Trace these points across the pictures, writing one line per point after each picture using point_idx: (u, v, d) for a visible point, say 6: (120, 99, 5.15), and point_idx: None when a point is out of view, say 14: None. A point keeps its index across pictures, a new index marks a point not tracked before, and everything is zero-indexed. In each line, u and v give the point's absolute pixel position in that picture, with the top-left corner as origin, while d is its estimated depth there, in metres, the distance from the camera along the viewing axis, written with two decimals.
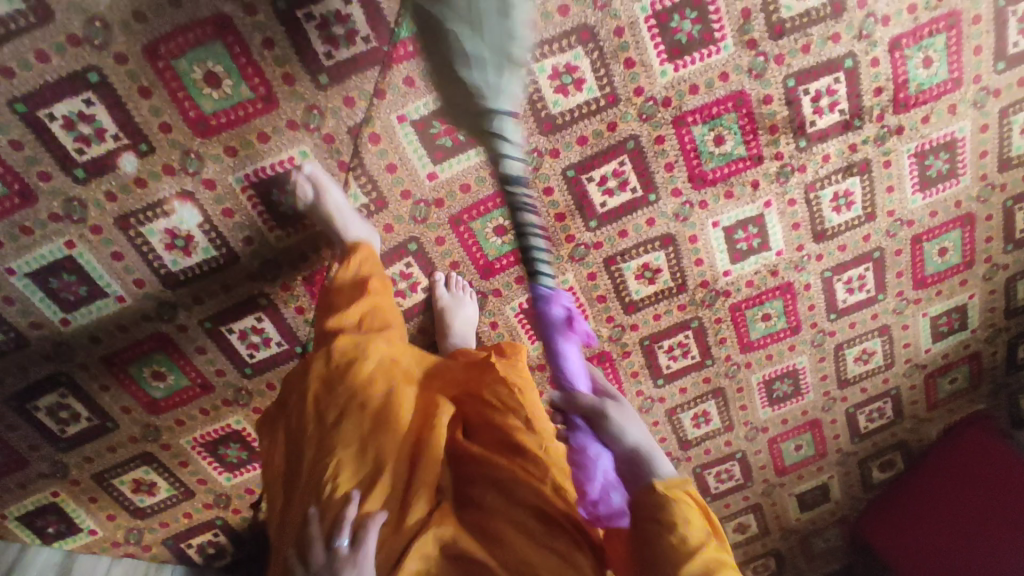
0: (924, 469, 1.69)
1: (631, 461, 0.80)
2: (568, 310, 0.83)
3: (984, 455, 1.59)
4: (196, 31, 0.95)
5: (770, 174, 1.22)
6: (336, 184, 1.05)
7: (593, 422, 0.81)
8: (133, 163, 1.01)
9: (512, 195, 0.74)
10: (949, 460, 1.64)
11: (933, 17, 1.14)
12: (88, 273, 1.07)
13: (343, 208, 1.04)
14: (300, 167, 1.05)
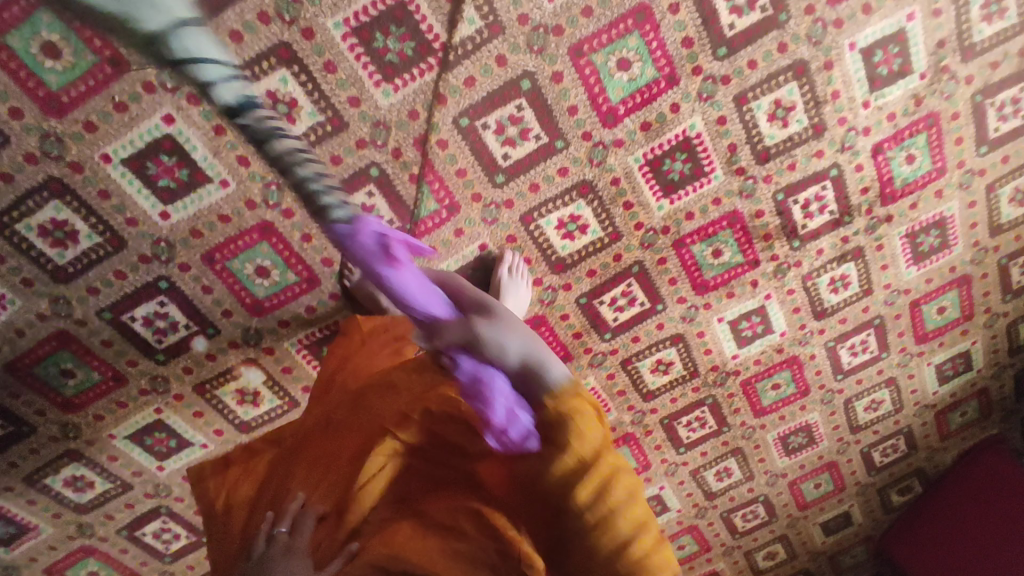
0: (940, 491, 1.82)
1: (520, 379, 0.69)
2: (380, 236, 0.68)
3: (994, 479, 1.71)
4: (243, 238, 1.08)
5: (768, 273, 1.32)
6: None
7: (470, 350, 0.73)
8: (204, 343, 1.18)
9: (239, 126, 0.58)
10: (963, 483, 1.77)
11: (912, 120, 1.21)
12: (176, 430, 1.27)
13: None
14: None
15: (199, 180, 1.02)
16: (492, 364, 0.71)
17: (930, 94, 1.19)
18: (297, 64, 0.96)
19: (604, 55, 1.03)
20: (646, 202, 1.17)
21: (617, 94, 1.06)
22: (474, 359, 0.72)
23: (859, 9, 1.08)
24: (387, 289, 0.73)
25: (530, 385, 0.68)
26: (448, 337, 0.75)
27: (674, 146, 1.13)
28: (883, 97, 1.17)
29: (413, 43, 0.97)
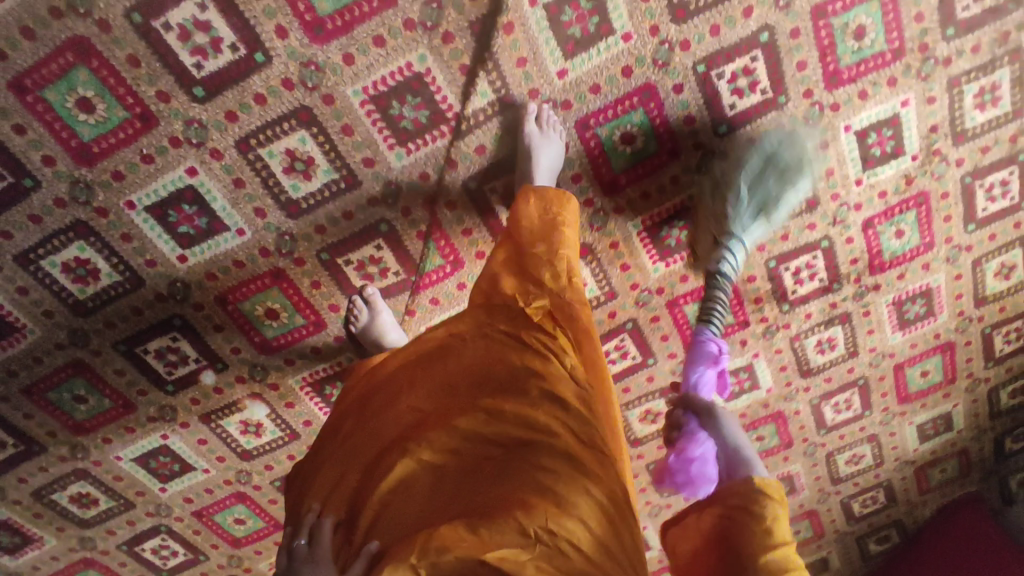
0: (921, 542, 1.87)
1: (728, 455, 0.87)
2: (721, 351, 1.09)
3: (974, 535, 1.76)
4: (256, 282, 1.14)
5: (756, 333, 1.38)
6: (388, 307, 1.18)
7: (703, 418, 0.94)
8: (212, 377, 1.24)
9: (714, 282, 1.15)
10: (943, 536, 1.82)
11: (903, 198, 1.25)
12: (180, 454, 1.33)
13: (391, 326, 1.16)
14: (363, 287, 1.17)
15: (217, 228, 1.08)
16: (725, 443, 0.89)
17: (921, 175, 1.23)
18: (316, 127, 1.01)
19: (609, 128, 1.07)
20: (643, 265, 1.23)
21: (620, 165, 1.11)
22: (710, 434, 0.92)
23: (856, 95, 1.12)
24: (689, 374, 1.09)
25: (732, 475, 0.84)
26: (692, 402, 0.97)
27: (671, 214, 1.18)
28: (876, 176, 1.22)
29: (427, 112, 1.01)
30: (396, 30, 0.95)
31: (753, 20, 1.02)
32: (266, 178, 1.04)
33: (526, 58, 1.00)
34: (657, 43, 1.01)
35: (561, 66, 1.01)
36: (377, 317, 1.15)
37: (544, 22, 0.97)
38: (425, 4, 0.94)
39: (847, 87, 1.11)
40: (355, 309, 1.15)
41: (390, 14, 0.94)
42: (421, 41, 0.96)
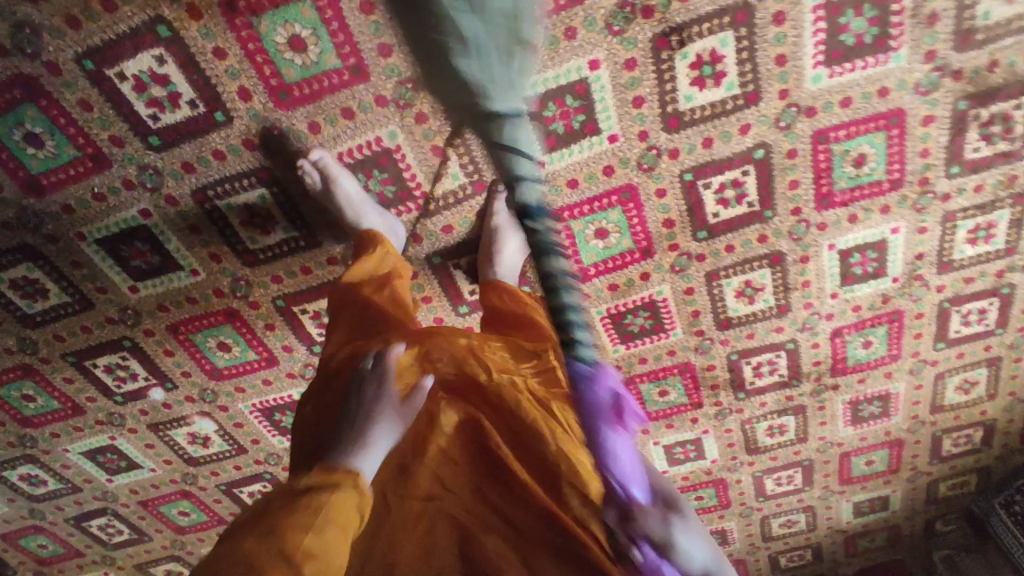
0: None
1: None
2: (614, 391, 0.74)
3: None
4: (208, 318, 1.13)
5: (708, 413, 1.39)
6: (347, 171, 0.94)
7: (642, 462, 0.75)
8: (161, 393, 1.25)
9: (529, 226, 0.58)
10: None
11: (876, 314, 1.23)
12: (129, 452, 1.36)
13: (356, 198, 0.93)
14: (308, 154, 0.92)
15: (170, 266, 1.05)
16: (632, 459, 0.74)
17: (899, 295, 1.20)
18: (276, 186, 0.97)
19: (583, 223, 1.03)
20: (602, 344, 1.23)
21: (590, 257, 1.08)
22: (660, 560, 0.70)
23: (846, 217, 1.07)
24: (597, 454, 0.72)
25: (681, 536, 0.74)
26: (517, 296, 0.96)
27: (637, 304, 1.16)
28: (852, 292, 1.19)
29: (394, 187, 0.98)
30: (366, 105, 0.89)
31: (750, 137, 0.96)
32: (222, 228, 1.01)
33: None
34: (644, 148, 0.95)
35: (538, 159, 0.96)
36: (333, 184, 0.92)
37: None
38: (399, 84, 0.87)
39: (838, 209, 1.06)
40: (308, 172, 0.92)
41: (361, 88, 0.87)
42: (392, 119, 0.91)
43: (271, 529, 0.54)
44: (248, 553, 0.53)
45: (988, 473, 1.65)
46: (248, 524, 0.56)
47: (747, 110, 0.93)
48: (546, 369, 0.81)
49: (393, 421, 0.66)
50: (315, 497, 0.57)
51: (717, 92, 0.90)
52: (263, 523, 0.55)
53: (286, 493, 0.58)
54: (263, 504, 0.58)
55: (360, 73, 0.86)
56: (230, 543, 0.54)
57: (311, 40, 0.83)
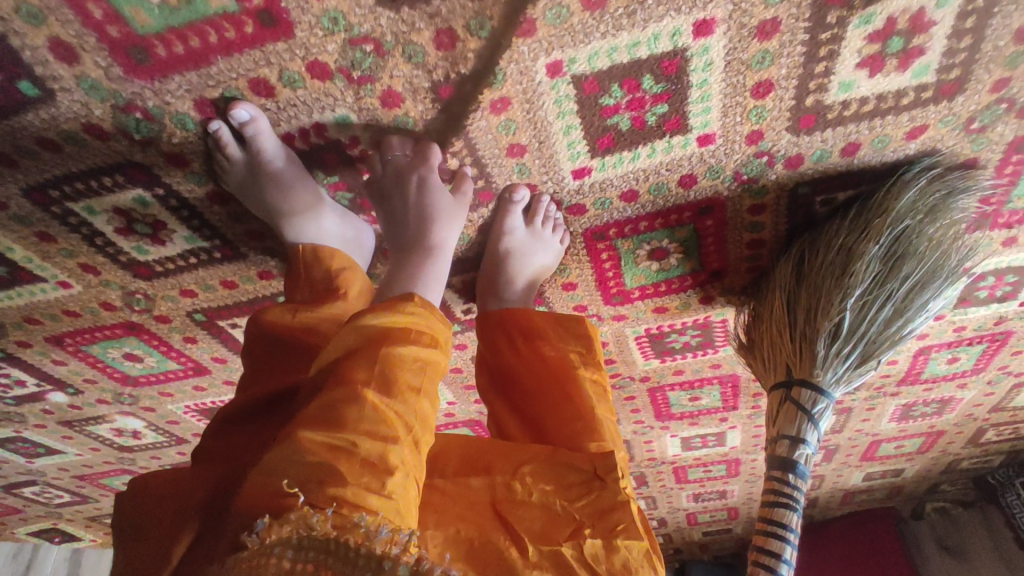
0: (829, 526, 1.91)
1: None
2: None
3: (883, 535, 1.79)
4: (103, 331, 0.81)
5: (741, 414, 1.18)
6: (287, 152, 0.57)
7: None
8: (64, 397, 0.97)
9: (789, 481, 0.69)
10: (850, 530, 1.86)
11: (981, 335, 0.96)
12: (43, 443, 1.12)
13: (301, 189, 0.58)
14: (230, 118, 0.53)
15: (26, 278, 0.71)
16: None
17: (1018, 318, 0.92)
18: (162, 186, 0.60)
19: (635, 243, 0.71)
20: (632, 359, 0.96)
21: (635, 280, 0.77)
22: None
23: (1001, 240, 0.75)
24: None
25: None
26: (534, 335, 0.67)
27: (686, 325, 0.87)
28: (963, 315, 0.90)
29: (351, 194, 0.64)
30: (294, 76, 0.51)
31: (916, 143, 0.61)
32: (90, 235, 0.66)
33: (525, 147, 0.58)
34: (750, 154, 0.60)
35: (581, 164, 0.60)
36: (270, 174, 0.56)
37: (568, 101, 0.53)
38: (349, 44, 0.48)
39: (996, 231, 0.74)
40: (221, 146, 0.55)
41: (281, 50, 0.48)
42: (341, 100, 0.53)
43: (376, 384, 0.43)
44: (362, 415, 0.41)
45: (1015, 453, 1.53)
46: (339, 381, 0.43)
47: (931, 106, 0.56)
48: (606, 510, 0.53)
49: (453, 213, 0.59)
50: (412, 348, 0.46)
51: (896, 79, 0.53)
52: (356, 377, 0.43)
53: (370, 340, 0.45)
54: (342, 354, 0.45)
55: (276, 24, 0.46)
56: (323, 399, 0.42)
57: None
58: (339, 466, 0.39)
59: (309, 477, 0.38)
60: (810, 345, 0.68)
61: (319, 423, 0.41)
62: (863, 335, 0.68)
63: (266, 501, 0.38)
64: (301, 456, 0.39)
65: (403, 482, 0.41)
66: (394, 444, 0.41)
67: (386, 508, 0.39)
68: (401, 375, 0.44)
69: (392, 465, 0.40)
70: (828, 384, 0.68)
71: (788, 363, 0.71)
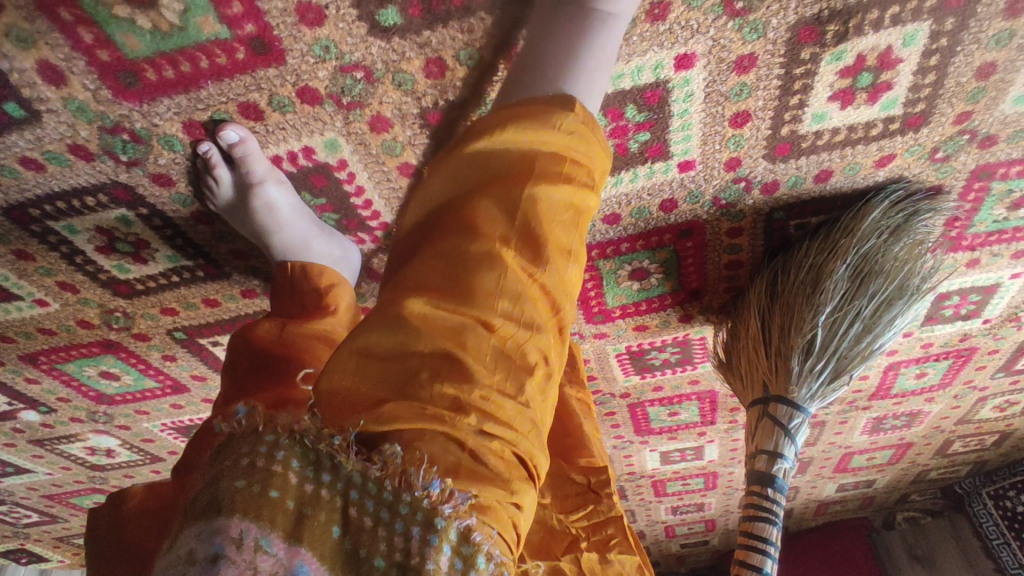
0: (804, 538, 1.95)
1: None
2: None
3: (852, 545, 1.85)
4: (79, 349, 0.80)
5: (719, 428, 1.20)
6: (271, 168, 0.57)
7: None
8: (36, 416, 0.95)
9: (766, 497, 0.70)
10: (824, 539, 1.90)
11: (947, 350, 1.00)
12: (12, 462, 1.09)
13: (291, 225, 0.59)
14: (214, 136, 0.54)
15: (1, 296, 0.70)
16: None
17: (981, 335, 0.96)
18: (147, 206, 0.60)
19: (616, 263, 0.72)
20: (612, 375, 0.97)
21: (617, 299, 0.78)
22: None
23: (964, 261, 0.79)
24: None
25: None
26: None
27: (666, 343, 0.89)
28: (931, 331, 0.94)
29: (337, 214, 0.64)
30: (284, 101, 0.51)
31: (885, 170, 0.63)
32: (70, 254, 0.65)
33: None
34: (728, 180, 0.62)
35: None
36: (251, 191, 0.56)
37: None
38: (340, 71, 0.49)
39: (960, 253, 0.77)
40: (210, 169, 0.55)
41: (272, 76, 0.49)
42: (330, 124, 0.53)
43: (516, 248, 0.37)
44: (495, 287, 0.36)
45: (980, 463, 1.58)
46: (466, 232, 0.38)
47: (899, 137, 0.59)
48: (601, 525, 0.54)
49: None
50: (555, 192, 0.38)
51: (866, 111, 0.56)
52: (491, 233, 0.37)
53: (504, 179, 0.39)
54: (468, 197, 0.39)
55: (267, 51, 0.47)
56: (448, 257, 0.37)
57: None
58: (463, 354, 0.34)
59: (420, 367, 0.33)
60: (785, 361, 0.70)
61: (438, 295, 0.36)
62: (834, 351, 0.69)
63: (374, 381, 0.33)
64: (410, 332, 0.34)
65: (540, 382, 0.37)
66: (535, 332, 0.37)
67: (519, 421, 0.35)
68: (551, 231, 0.38)
69: (533, 361, 0.36)
70: (803, 400, 0.70)
71: (764, 380, 0.73)
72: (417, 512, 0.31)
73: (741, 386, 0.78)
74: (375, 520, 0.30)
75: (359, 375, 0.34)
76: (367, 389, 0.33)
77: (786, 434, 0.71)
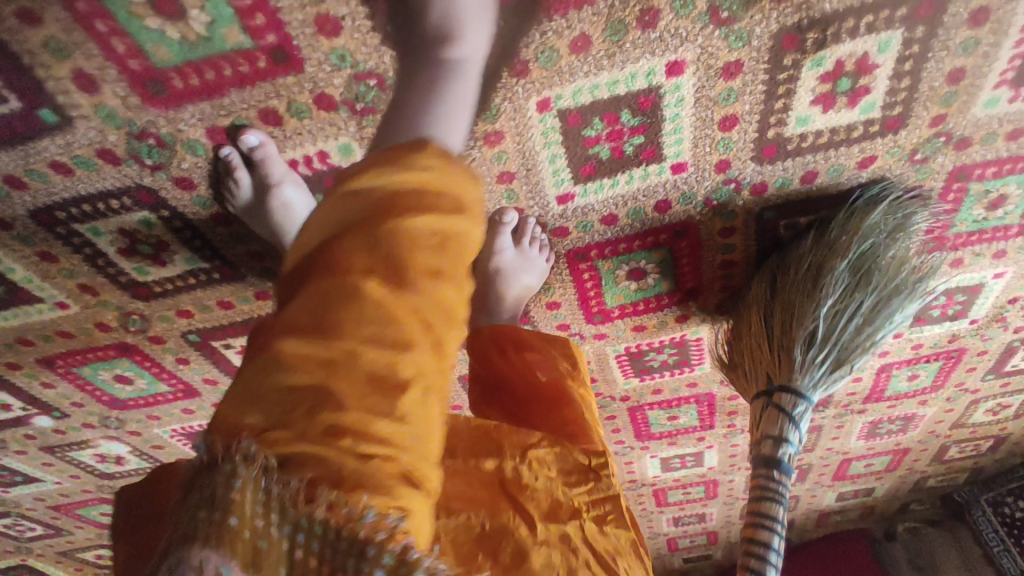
0: (806, 549, 1.95)
1: None
2: None
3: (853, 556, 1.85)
4: (95, 352, 0.82)
5: (718, 433, 1.22)
6: (289, 170, 0.61)
7: None
8: (49, 422, 0.97)
9: (773, 480, 0.72)
10: (825, 550, 1.90)
11: (937, 351, 1.03)
12: (22, 470, 1.11)
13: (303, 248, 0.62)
14: (236, 140, 0.57)
15: (24, 298, 0.73)
16: None
17: (970, 336, 0.99)
18: (168, 208, 0.63)
19: (614, 263, 0.75)
20: (612, 377, 1.00)
21: (615, 299, 0.81)
22: None
23: (949, 261, 0.82)
24: None
25: None
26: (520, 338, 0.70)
27: (664, 344, 0.91)
28: (920, 332, 0.97)
29: None
30: (301, 107, 0.55)
31: (867, 171, 0.67)
32: (92, 256, 0.68)
33: (514, 173, 0.63)
34: (719, 181, 0.65)
35: (565, 190, 0.65)
36: (269, 192, 0.60)
37: (553, 132, 0.58)
38: (355, 79, 0.53)
39: (944, 253, 0.80)
40: (230, 171, 0.59)
41: (291, 83, 0.53)
42: (344, 129, 0.57)
43: (381, 271, 0.34)
44: (365, 320, 0.32)
45: (977, 470, 1.60)
46: (330, 268, 0.34)
47: (878, 139, 0.63)
48: (601, 500, 0.56)
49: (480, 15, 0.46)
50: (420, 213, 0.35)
51: (847, 115, 0.60)
52: (354, 264, 0.34)
53: (363, 213, 0.35)
54: (334, 230, 0.35)
55: (288, 60, 0.51)
56: (312, 293, 0.33)
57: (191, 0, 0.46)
58: (331, 386, 0.31)
59: (290, 409, 0.31)
60: (788, 352, 0.73)
61: (302, 332, 0.32)
62: (836, 340, 0.72)
63: (262, 410, 0.31)
64: (277, 374, 0.31)
65: (421, 403, 0.33)
66: (406, 352, 0.33)
67: (400, 446, 0.32)
68: (416, 254, 0.34)
69: (405, 384, 0.32)
70: (806, 388, 0.73)
71: (766, 372, 0.75)
72: (350, 543, 0.30)
73: (744, 384, 0.80)
74: (312, 554, 0.30)
75: (239, 407, 0.31)
76: (260, 419, 0.31)
77: (789, 420, 0.73)
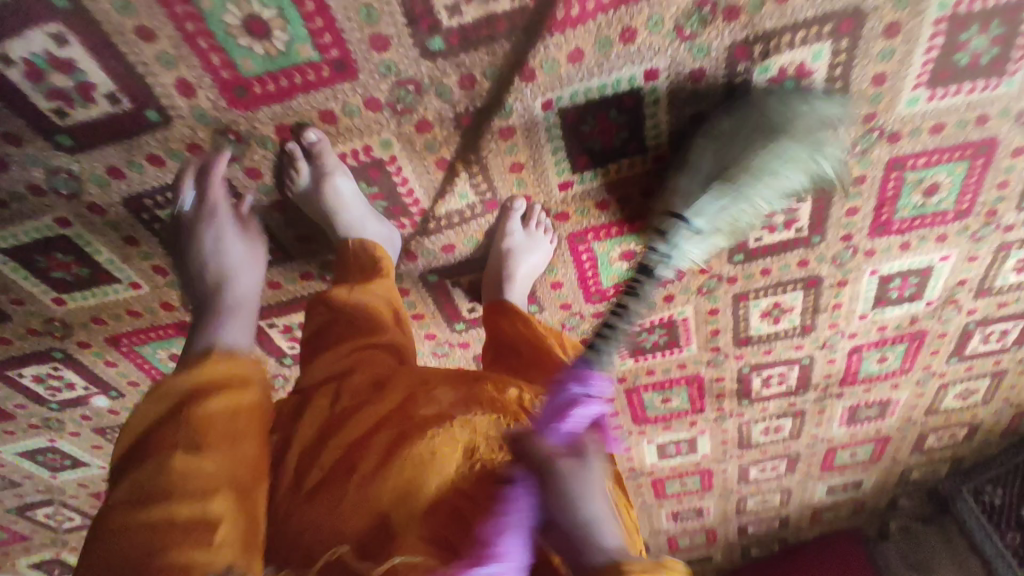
0: (803, 549, 2.02)
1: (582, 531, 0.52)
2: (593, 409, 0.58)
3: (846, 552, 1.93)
4: (157, 331, 0.95)
5: (708, 418, 1.32)
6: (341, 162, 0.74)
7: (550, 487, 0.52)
8: (105, 401, 1.08)
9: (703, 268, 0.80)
10: (820, 548, 1.98)
11: (901, 333, 1.14)
12: (72, 454, 1.21)
13: (242, 266, 0.71)
14: (299, 136, 0.71)
15: (104, 279, 0.85)
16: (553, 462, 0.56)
17: (928, 317, 1.11)
18: (237, 196, 0.77)
19: (609, 246, 0.87)
20: (609, 358, 1.12)
21: (611, 279, 0.94)
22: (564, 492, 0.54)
23: (898, 244, 0.95)
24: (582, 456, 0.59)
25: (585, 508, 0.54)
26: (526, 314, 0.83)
27: (654, 323, 1.04)
28: (882, 314, 1.09)
29: (386, 202, 0.80)
30: (354, 108, 0.69)
31: None
32: (168, 240, 0.81)
33: (523, 164, 0.76)
34: None
35: (565, 179, 0.78)
36: (324, 180, 0.73)
37: (555, 129, 0.72)
38: (398, 84, 0.67)
39: (892, 236, 0.93)
40: (293, 162, 0.72)
41: (347, 88, 0.66)
42: (387, 126, 0.70)
43: (184, 447, 0.51)
44: (179, 480, 0.50)
45: (958, 462, 1.69)
46: (152, 454, 0.52)
47: None
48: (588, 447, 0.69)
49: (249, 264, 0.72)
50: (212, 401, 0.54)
51: None
52: (167, 447, 0.51)
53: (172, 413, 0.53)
54: (159, 423, 0.53)
55: (346, 69, 0.65)
56: (144, 477, 0.50)
57: (276, 23, 0.60)
58: (161, 537, 0.48)
59: (139, 554, 0.47)
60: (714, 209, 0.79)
61: (130, 506, 0.49)
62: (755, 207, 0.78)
63: (114, 570, 0.47)
64: (126, 536, 0.48)
65: (229, 531, 0.50)
66: (211, 498, 0.50)
67: (214, 557, 0.48)
68: (210, 427, 0.53)
69: (216, 517, 0.50)
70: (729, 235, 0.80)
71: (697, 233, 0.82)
72: None
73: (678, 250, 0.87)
74: None
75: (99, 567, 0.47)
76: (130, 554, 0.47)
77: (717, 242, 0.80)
